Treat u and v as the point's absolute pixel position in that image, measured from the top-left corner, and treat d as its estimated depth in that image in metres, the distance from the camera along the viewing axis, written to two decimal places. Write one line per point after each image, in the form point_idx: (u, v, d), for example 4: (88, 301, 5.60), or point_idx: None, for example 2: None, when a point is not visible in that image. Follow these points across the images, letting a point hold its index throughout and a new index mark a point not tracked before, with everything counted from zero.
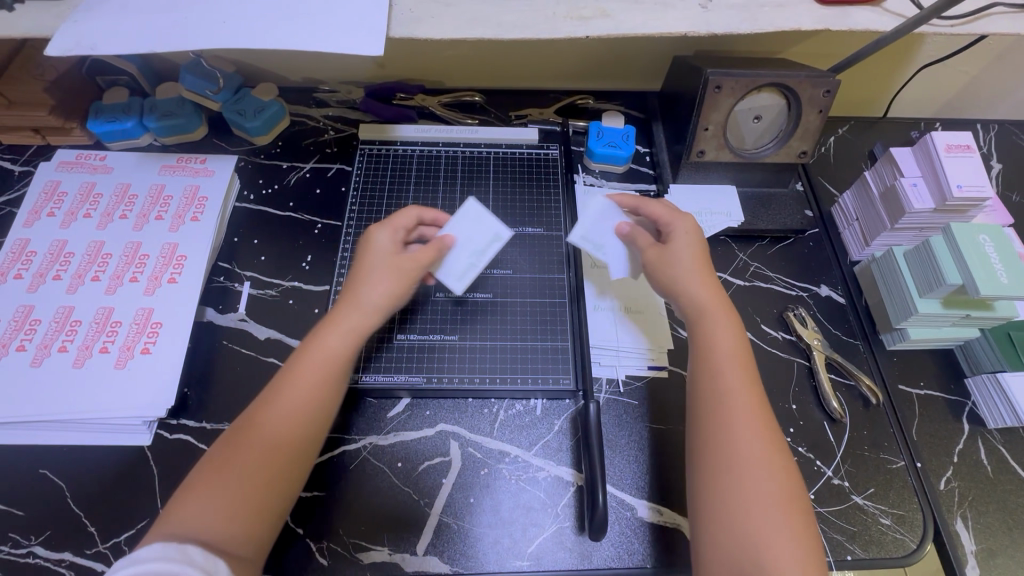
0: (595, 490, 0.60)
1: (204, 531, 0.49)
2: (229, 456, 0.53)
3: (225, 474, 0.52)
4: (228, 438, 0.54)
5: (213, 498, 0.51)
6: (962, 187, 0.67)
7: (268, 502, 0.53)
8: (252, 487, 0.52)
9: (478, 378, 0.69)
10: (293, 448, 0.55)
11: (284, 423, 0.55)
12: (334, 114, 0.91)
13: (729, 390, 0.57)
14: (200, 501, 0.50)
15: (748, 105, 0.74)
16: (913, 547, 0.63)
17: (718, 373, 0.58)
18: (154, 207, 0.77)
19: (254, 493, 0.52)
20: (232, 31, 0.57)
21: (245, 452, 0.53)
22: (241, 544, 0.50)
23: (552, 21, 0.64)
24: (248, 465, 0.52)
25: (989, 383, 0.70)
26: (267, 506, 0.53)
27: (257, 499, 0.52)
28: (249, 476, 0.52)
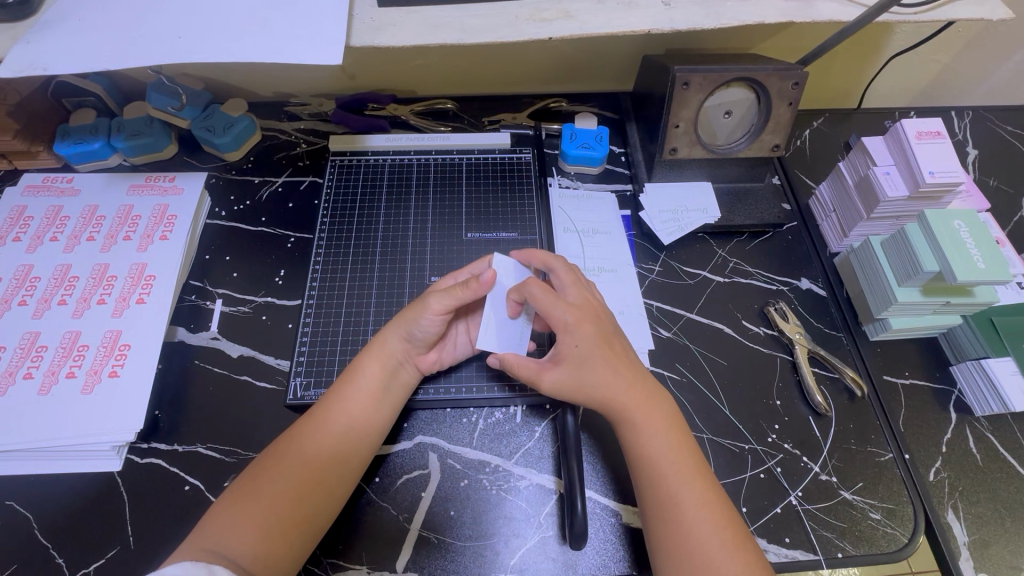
0: (574, 496, 0.58)
1: (235, 551, 0.50)
2: (265, 475, 0.55)
3: (258, 495, 0.54)
4: (267, 457, 0.57)
5: (249, 520, 0.52)
6: (934, 173, 0.66)
7: (299, 525, 0.54)
8: (286, 509, 0.53)
9: (454, 390, 0.68)
10: (329, 472, 0.57)
11: (319, 447, 0.57)
12: (306, 127, 0.91)
13: (675, 496, 0.54)
14: (232, 521, 0.52)
15: (718, 100, 0.74)
16: (905, 541, 0.61)
17: (652, 475, 0.55)
18: (122, 228, 0.76)
19: (288, 514, 0.53)
20: (190, 46, 0.57)
21: (282, 473, 0.55)
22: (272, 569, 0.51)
23: (515, 23, 0.64)
24: (285, 486, 0.55)
25: (974, 369, 0.69)
26: (298, 529, 0.54)
27: (290, 522, 0.53)
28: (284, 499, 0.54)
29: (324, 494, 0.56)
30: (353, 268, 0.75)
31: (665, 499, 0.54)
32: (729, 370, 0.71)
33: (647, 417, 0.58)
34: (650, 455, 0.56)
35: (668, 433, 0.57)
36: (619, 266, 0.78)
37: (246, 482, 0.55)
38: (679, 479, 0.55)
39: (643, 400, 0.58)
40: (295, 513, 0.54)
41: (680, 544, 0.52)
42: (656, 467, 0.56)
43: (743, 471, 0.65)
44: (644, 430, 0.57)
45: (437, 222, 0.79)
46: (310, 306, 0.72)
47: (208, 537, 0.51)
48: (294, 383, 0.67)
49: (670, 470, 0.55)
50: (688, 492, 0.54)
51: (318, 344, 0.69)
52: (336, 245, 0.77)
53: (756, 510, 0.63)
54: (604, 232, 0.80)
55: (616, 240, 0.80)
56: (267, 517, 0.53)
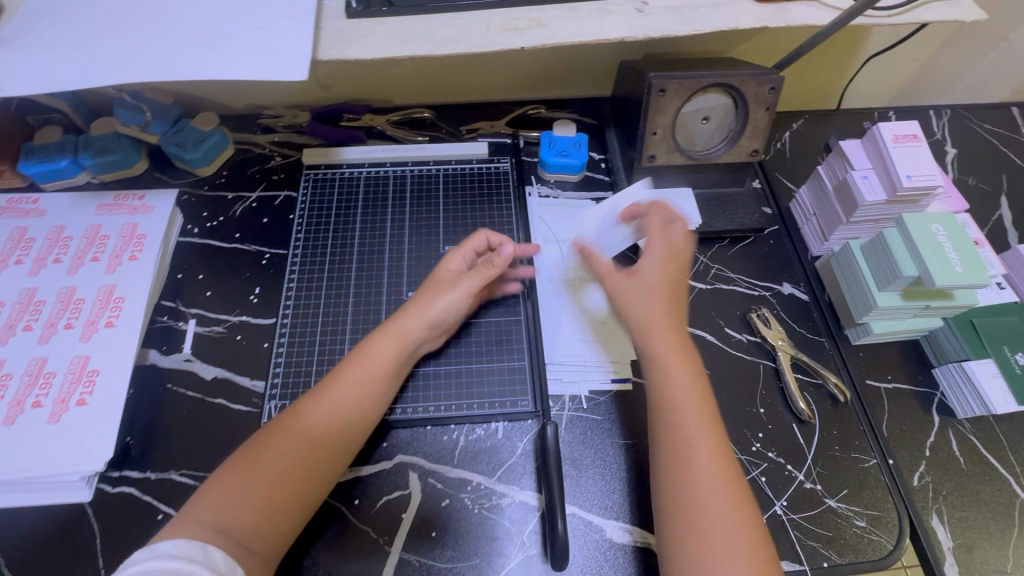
0: (556, 515, 0.58)
1: (232, 522, 0.50)
2: (269, 443, 0.55)
3: (262, 462, 0.53)
4: (272, 426, 0.56)
5: (250, 488, 0.52)
6: (911, 177, 0.66)
7: (295, 502, 0.54)
8: (286, 481, 0.53)
9: (433, 407, 0.67)
10: (333, 449, 0.57)
11: (326, 421, 0.57)
12: (281, 139, 0.89)
13: (692, 441, 0.54)
14: (231, 490, 0.52)
15: (695, 106, 0.73)
16: (890, 548, 0.61)
17: (675, 418, 0.56)
18: (89, 249, 0.74)
19: (287, 488, 0.53)
20: (149, 64, 0.55)
21: (285, 444, 0.55)
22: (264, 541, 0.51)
23: (486, 33, 0.63)
24: (289, 459, 0.54)
25: (956, 372, 0.69)
26: (295, 505, 0.54)
27: (287, 496, 0.53)
28: (287, 468, 0.54)
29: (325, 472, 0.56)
30: (329, 285, 0.74)
31: (679, 446, 0.54)
32: (712, 380, 0.71)
33: (671, 358, 0.59)
34: (671, 392, 0.57)
35: (690, 379, 0.58)
36: None
37: (248, 449, 0.54)
38: (694, 429, 0.55)
39: (672, 346, 0.60)
40: (294, 487, 0.54)
41: (685, 486, 0.52)
42: (675, 407, 0.56)
43: None
44: (666, 369, 0.59)
45: (414, 235, 0.78)
46: (284, 326, 0.71)
47: (201, 512, 0.50)
48: (269, 406, 0.66)
49: (689, 413, 0.56)
50: (700, 440, 0.54)
51: (293, 365, 0.68)
52: (311, 261, 0.76)
53: None
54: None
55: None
56: (266, 490, 0.52)
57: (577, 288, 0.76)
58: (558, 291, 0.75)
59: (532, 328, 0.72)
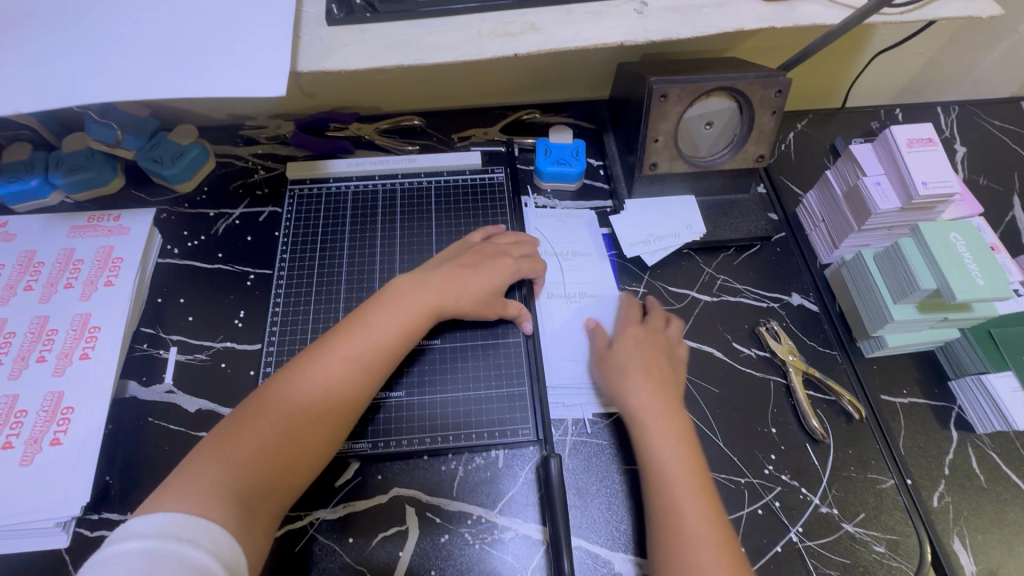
0: (562, 555, 0.56)
1: (232, 474, 0.48)
2: (279, 397, 0.53)
3: (271, 413, 0.51)
4: (284, 380, 0.54)
5: (255, 439, 0.50)
6: (927, 183, 0.63)
7: (296, 459, 0.51)
8: (291, 438, 0.51)
9: (430, 439, 0.63)
10: (346, 407, 0.54)
11: (336, 379, 0.54)
12: (264, 151, 0.84)
13: (680, 509, 0.53)
14: (238, 441, 0.49)
15: (698, 111, 0.70)
16: (911, 575, 0.59)
17: (661, 483, 0.55)
18: (63, 274, 0.70)
19: (297, 441, 0.51)
20: (116, 82, 0.52)
21: (295, 401, 0.53)
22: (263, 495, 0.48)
23: (476, 39, 0.59)
24: (303, 410, 0.52)
25: (974, 386, 0.66)
26: (305, 460, 0.52)
27: (298, 452, 0.51)
28: (295, 425, 0.52)
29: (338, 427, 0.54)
30: (318, 308, 0.70)
31: (675, 517, 0.52)
32: (720, 399, 0.67)
33: (660, 432, 0.58)
34: (661, 462, 0.56)
35: (677, 447, 0.57)
36: (602, 291, 0.73)
37: (259, 403, 0.52)
38: (687, 494, 0.54)
39: (658, 414, 0.59)
40: (305, 442, 0.52)
41: (687, 561, 0.50)
42: (664, 476, 0.55)
43: (741, 508, 0.61)
44: (653, 441, 0.58)
45: (404, 254, 0.74)
46: (271, 353, 0.67)
47: (207, 468, 0.47)
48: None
49: (677, 481, 0.54)
50: (691, 502, 0.53)
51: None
52: (297, 283, 0.72)
53: (756, 551, 0.59)
54: (584, 254, 0.76)
55: (597, 263, 0.76)
56: (276, 443, 0.50)
57: (577, 304, 0.72)
58: (558, 309, 0.72)
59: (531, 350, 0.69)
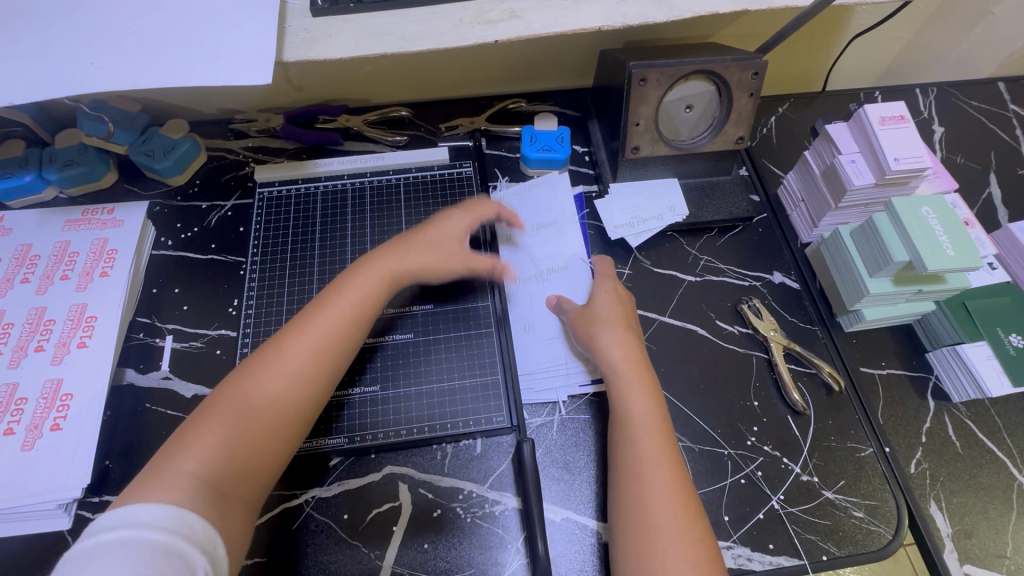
0: (536, 535, 0.58)
1: (211, 464, 0.48)
2: (248, 386, 0.53)
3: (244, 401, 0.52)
4: (250, 366, 0.55)
5: (229, 428, 0.51)
6: (899, 160, 0.65)
7: (272, 444, 0.53)
8: (266, 422, 0.53)
9: (405, 431, 0.64)
10: (311, 391, 0.56)
11: (307, 360, 0.56)
12: (254, 144, 0.86)
13: (645, 455, 0.55)
14: (210, 432, 0.50)
15: (678, 95, 0.71)
16: (889, 537, 0.61)
17: (631, 428, 0.57)
18: (59, 266, 0.71)
19: (266, 428, 0.52)
20: (107, 75, 0.53)
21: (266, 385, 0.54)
22: (245, 481, 0.50)
23: (458, 27, 0.60)
24: (268, 399, 0.53)
25: (950, 356, 0.68)
26: (277, 445, 0.53)
27: (267, 438, 0.52)
28: (268, 410, 0.53)
29: (307, 411, 0.55)
30: (290, 306, 0.71)
31: (638, 463, 0.54)
32: (703, 375, 0.69)
33: (631, 381, 0.60)
34: (630, 412, 0.58)
35: (647, 398, 0.59)
36: (570, 261, 0.75)
37: (228, 392, 0.53)
38: (649, 441, 0.56)
39: (631, 365, 0.61)
40: (275, 428, 0.53)
41: (643, 500, 0.52)
42: (632, 421, 0.57)
43: (725, 478, 0.63)
44: (623, 391, 0.59)
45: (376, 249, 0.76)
46: (246, 350, 0.69)
47: (182, 461, 0.48)
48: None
49: (645, 431, 0.56)
50: (654, 450, 0.55)
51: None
52: (269, 286, 0.73)
53: (738, 518, 0.61)
54: (547, 223, 0.78)
55: (564, 230, 0.77)
56: (246, 433, 0.51)
57: (547, 280, 0.74)
58: (531, 289, 0.74)
59: (502, 340, 0.70)
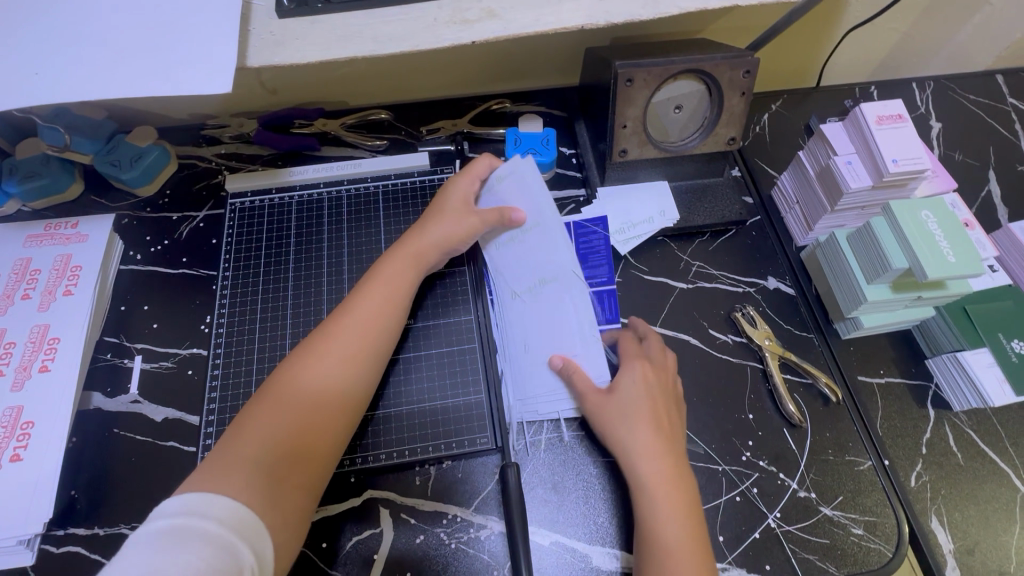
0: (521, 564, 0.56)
1: (265, 452, 0.49)
2: (295, 376, 0.54)
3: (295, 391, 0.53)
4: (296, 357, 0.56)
5: (282, 417, 0.52)
6: (898, 161, 0.62)
7: (325, 431, 0.53)
8: (320, 410, 0.54)
9: (385, 455, 0.61)
10: (356, 376, 0.57)
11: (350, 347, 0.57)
12: (226, 151, 0.82)
13: None
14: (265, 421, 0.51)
15: (666, 95, 0.68)
16: (889, 555, 0.59)
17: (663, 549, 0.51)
18: (20, 285, 0.68)
19: (316, 416, 0.53)
20: (55, 87, 0.50)
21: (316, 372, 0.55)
22: (305, 466, 0.51)
23: (432, 28, 0.56)
24: (318, 385, 0.54)
25: (950, 363, 0.65)
26: (330, 429, 0.54)
27: (319, 422, 0.53)
28: (319, 399, 0.54)
29: (354, 395, 0.56)
30: (262, 326, 0.68)
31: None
32: (696, 387, 0.67)
33: (658, 494, 0.54)
34: (662, 525, 0.52)
35: (671, 500, 0.53)
36: (560, 273, 0.63)
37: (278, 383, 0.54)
38: (684, 559, 0.50)
39: (661, 478, 0.54)
40: (325, 413, 0.54)
41: None
42: (664, 528, 0.52)
43: (719, 495, 0.61)
44: (645, 499, 0.54)
45: (354, 262, 0.73)
46: (216, 373, 0.65)
47: (238, 447, 0.49)
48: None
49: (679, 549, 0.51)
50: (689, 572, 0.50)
51: (228, 415, 0.63)
52: (241, 305, 0.69)
53: (734, 538, 0.59)
54: (534, 224, 0.64)
55: (549, 233, 0.63)
56: (296, 418, 0.52)
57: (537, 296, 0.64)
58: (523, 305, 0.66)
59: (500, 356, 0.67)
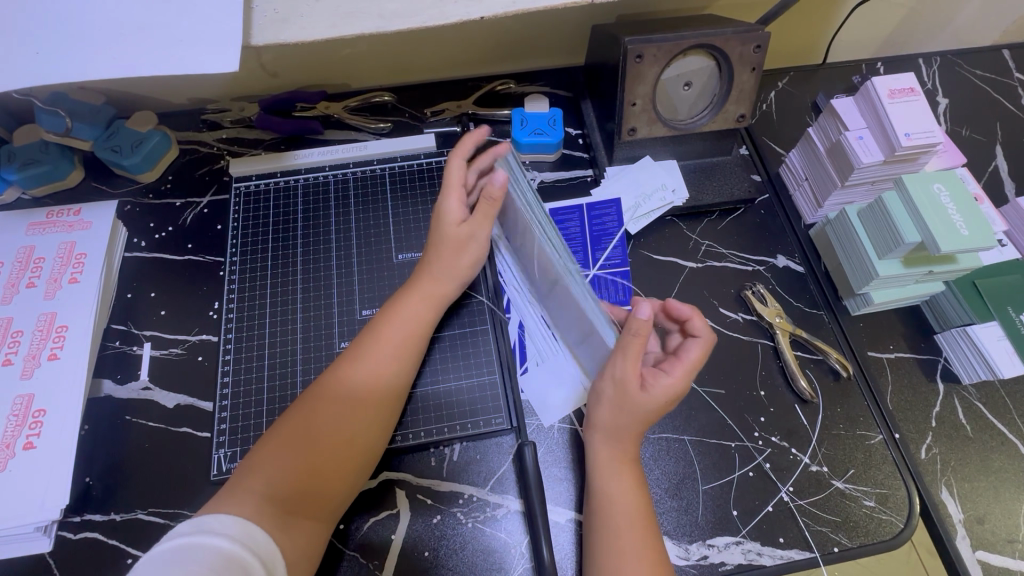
0: (541, 542, 0.56)
1: (276, 483, 0.50)
2: (316, 410, 0.54)
3: (311, 427, 0.53)
4: (316, 390, 0.56)
5: (295, 453, 0.52)
6: (910, 135, 0.61)
7: (338, 471, 0.53)
8: (332, 450, 0.53)
9: (401, 437, 0.61)
10: (370, 417, 0.56)
11: (367, 383, 0.56)
12: (228, 136, 0.81)
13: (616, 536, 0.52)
14: (280, 455, 0.52)
15: (675, 72, 0.67)
16: (901, 526, 0.59)
17: (611, 513, 0.54)
18: (24, 274, 0.67)
19: (327, 460, 0.53)
20: (56, 68, 0.48)
21: (334, 407, 0.55)
22: (313, 504, 0.51)
23: (439, 2, 0.55)
24: (331, 429, 0.54)
25: (959, 337, 0.66)
26: (341, 473, 0.54)
27: (327, 469, 0.52)
28: (333, 439, 0.53)
29: (367, 442, 0.55)
30: (272, 311, 0.68)
31: (615, 556, 0.51)
32: (708, 365, 0.67)
33: (611, 467, 0.56)
34: (612, 496, 0.54)
35: (625, 475, 0.55)
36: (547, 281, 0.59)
37: (298, 415, 0.54)
38: (630, 533, 0.52)
39: (619, 458, 0.56)
40: (337, 458, 0.53)
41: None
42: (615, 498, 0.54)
43: (732, 471, 0.61)
44: (606, 475, 0.55)
45: (362, 245, 0.72)
46: (227, 359, 0.65)
47: (247, 484, 0.49)
48: (217, 456, 0.60)
49: (625, 526, 0.53)
50: (632, 547, 0.52)
51: (242, 400, 0.63)
52: (250, 289, 0.69)
53: (747, 512, 0.60)
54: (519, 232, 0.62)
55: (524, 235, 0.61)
56: (306, 461, 0.52)
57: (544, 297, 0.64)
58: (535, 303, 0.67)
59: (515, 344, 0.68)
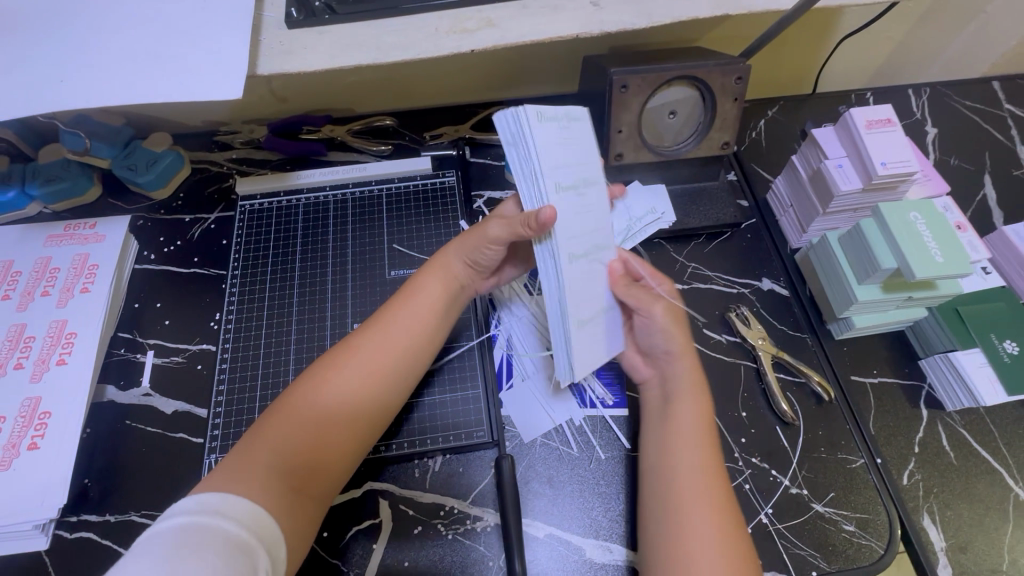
0: (514, 555, 0.57)
1: (281, 460, 0.50)
2: (324, 389, 0.55)
3: (317, 406, 0.54)
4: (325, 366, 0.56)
5: (302, 430, 0.52)
6: (887, 163, 0.63)
7: (337, 457, 0.54)
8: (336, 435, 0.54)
9: (385, 448, 0.63)
10: (372, 408, 0.57)
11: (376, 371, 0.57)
12: (238, 156, 0.85)
13: (679, 452, 0.54)
14: (288, 429, 0.52)
15: (661, 101, 0.70)
16: (880, 552, 0.59)
17: (676, 438, 0.55)
18: (40, 282, 0.72)
19: (329, 447, 0.54)
20: (73, 95, 0.53)
21: (342, 389, 0.55)
22: (311, 483, 0.52)
23: (432, 36, 0.58)
24: (337, 410, 0.54)
25: (942, 363, 0.66)
26: (337, 460, 0.54)
27: (327, 453, 0.54)
28: (337, 425, 0.54)
29: (365, 433, 0.57)
30: (269, 322, 0.71)
31: (672, 465, 0.54)
32: None
33: (679, 396, 0.57)
34: (676, 419, 0.56)
35: (696, 405, 0.57)
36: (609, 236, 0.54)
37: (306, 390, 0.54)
38: (690, 449, 0.54)
39: (687, 391, 0.57)
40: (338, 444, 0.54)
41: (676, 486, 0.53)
42: (684, 455, 0.54)
43: None
44: (677, 405, 0.57)
45: (356, 261, 0.75)
46: (224, 366, 0.68)
47: (251, 462, 0.49)
48: (209, 461, 0.63)
49: (684, 444, 0.55)
50: (698, 464, 0.53)
51: (235, 408, 0.65)
52: (248, 300, 0.72)
53: None
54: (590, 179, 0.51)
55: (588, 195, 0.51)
56: (311, 443, 0.52)
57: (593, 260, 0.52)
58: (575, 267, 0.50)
59: (500, 361, 0.70)
